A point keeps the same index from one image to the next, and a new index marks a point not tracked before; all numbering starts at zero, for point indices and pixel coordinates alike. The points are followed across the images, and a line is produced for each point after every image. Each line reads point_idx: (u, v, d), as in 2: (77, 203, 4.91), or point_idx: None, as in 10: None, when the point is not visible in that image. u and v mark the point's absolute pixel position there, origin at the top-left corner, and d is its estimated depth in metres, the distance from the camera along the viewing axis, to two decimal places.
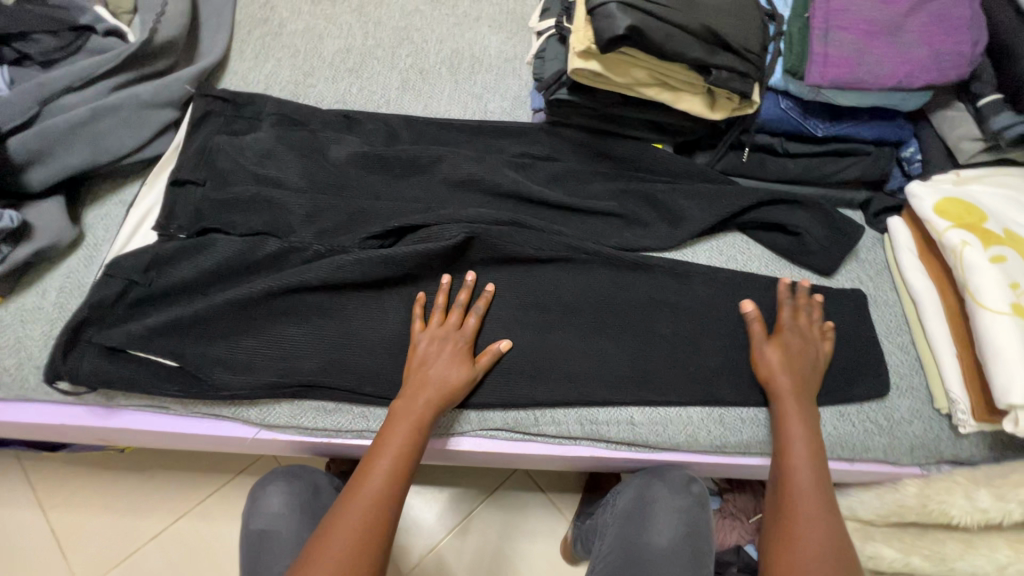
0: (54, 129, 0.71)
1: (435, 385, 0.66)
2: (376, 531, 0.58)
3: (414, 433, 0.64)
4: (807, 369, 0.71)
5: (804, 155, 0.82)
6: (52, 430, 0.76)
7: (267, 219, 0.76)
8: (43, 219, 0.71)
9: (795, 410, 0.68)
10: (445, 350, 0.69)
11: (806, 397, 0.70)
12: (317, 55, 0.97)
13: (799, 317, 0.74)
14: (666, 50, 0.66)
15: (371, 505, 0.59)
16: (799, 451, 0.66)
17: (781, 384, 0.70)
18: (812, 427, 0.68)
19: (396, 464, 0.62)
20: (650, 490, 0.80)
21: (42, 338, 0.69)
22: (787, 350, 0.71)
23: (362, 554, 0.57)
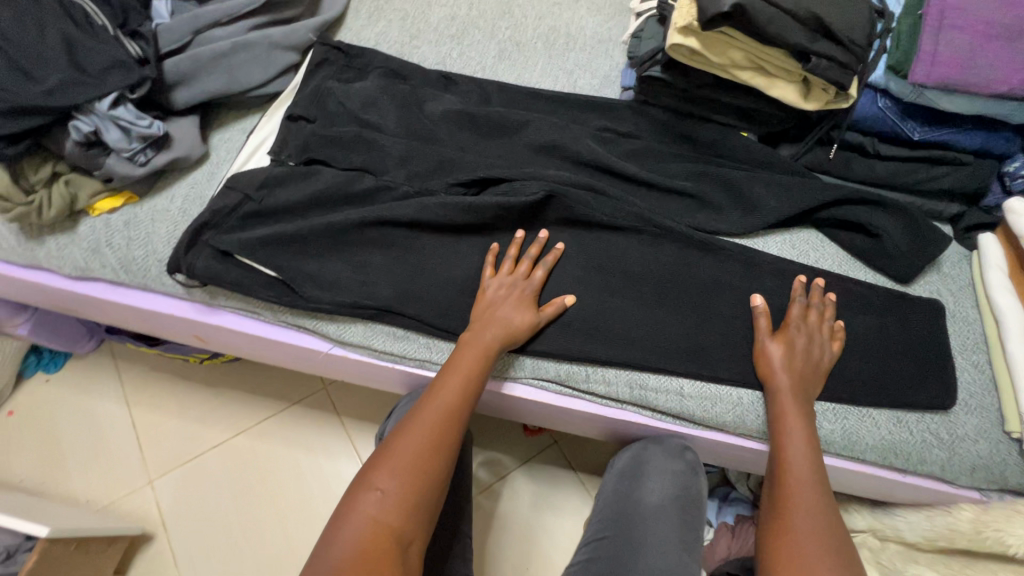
0: (200, 56, 0.80)
1: (505, 323, 0.71)
2: (446, 439, 0.63)
3: (482, 362, 0.68)
4: (808, 369, 0.71)
5: (895, 158, 0.81)
6: (160, 321, 0.87)
7: (366, 158, 0.83)
8: (181, 133, 0.81)
9: (795, 408, 0.69)
10: (516, 295, 0.73)
11: (804, 399, 0.70)
12: (425, 20, 1.04)
13: (810, 314, 0.74)
14: (768, 32, 0.67)
15: (443, 417, 0.64)
16: (798, 450, 0.67)
17: (780, 381, 0.70)
18: (810, 428, 0.68)
19: (467, 385, 0.67)
20: (646, 452, 0.82)
21: (166, 236, 0.80)
22: (789, 347, 0.71)
23: (434, 457, 0.61)
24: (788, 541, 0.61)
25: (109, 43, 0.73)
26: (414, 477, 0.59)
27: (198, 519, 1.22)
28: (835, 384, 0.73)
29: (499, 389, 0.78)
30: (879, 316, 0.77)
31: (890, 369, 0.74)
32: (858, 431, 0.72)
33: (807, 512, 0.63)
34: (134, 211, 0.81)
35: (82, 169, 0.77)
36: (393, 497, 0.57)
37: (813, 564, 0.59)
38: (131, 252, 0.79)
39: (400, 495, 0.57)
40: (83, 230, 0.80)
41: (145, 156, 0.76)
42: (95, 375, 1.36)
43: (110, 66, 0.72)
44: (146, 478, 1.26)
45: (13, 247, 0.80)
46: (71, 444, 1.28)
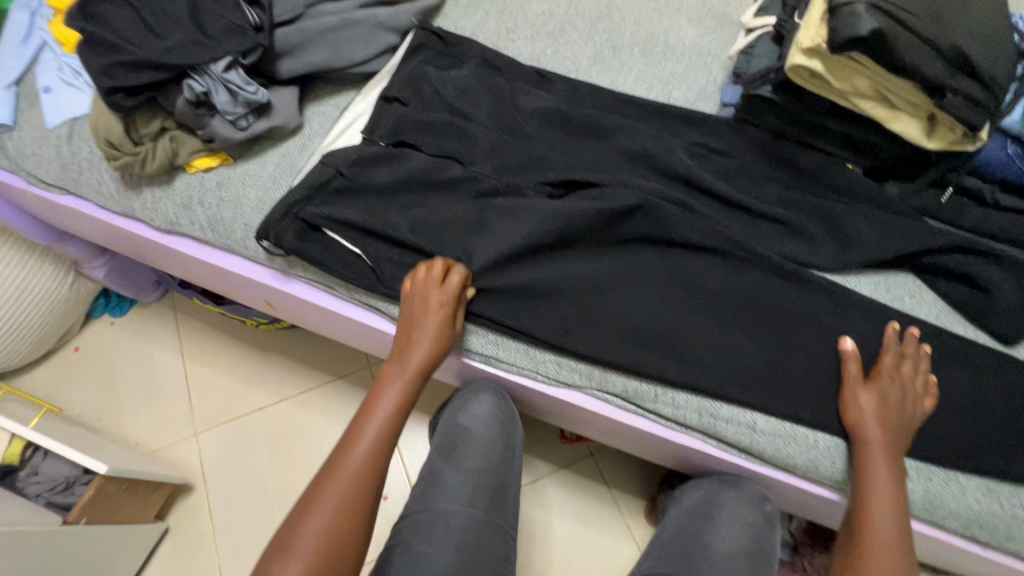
0: (309, 29, 0.82)
1: (424, 345, 0.70)
2: (365, 487, 0.61)
3: (398, 398, 0.69)
4: (902, 422, 0.67)
5: (1015, 210, 0.76)
6: (235, 283, 0.89)
7: (456, 147, 0.83)
8: (281, 102, 0.82)
9: (884, 466, 0.65)
10: (426, 307, 0.70)
11: (896, 458, 0.66)
12: (522, 14, 1.03)
13: (904, 366, 0.69)
14: (904, 62, 0.63)
15: (358, 471, 0.62)
16: (879, 507, 0.63)
17: (871, 433, 0.66)
18: (898, 486, 0.64)
19: (384, 427, 0.66)
20: (720, 496, 0.80)
21: (254, 201, 0.81)
22: (882, 398, 0.67)
23: (350, 513, 0.59)
24: None
25: (229, 8, 0.75)
26: (331, 532, 0.58)
27: (236, 478, 1.25)
28: (921, 441, 0.69)
29: (561, 396, 0.77)
30: (980, 376, 0.71)
31: (986, 435, 0.69)
32: (941, 495, 0.68)
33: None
34: (227, 173, 0.83)
35: (187, 127, 0.79)
36: (306, 557, 0.56)
37: None
38: (219, 213, 0.81)
39: (313, 555, 0.56)
40: (178, 186, 0.82)
41: (247, 121, 0.78)
42: (156, 324, 1.41)
43: (228, 31, 0.74)
44: (192, 430, 1.30)
45: (112, 194, 0.83)
46: (127, 386, 1.34)
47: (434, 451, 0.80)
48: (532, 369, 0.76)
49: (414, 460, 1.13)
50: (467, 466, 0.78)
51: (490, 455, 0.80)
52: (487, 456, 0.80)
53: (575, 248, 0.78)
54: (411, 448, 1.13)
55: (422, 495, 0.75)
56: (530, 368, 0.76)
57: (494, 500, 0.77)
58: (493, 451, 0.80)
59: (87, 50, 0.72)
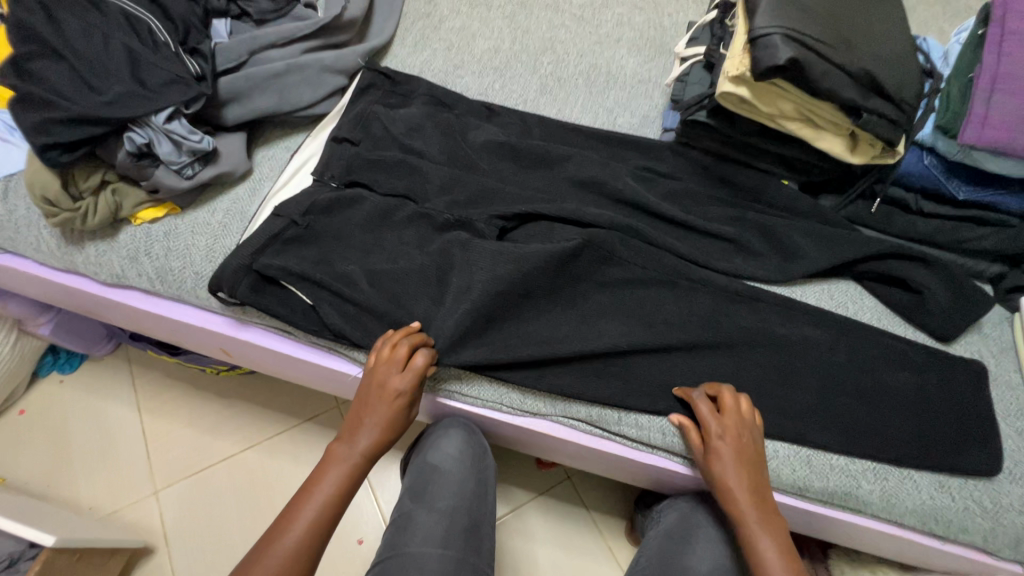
0: (254, 76, 0.82)
1: (375, 428, 0.70)
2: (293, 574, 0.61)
3: (344, 477, 0.68)
4: (748, 469, 0.66)
5: (938, 216, 0.81)
6: (190, 333, 0.86)
7: (408, 184, 0.84)
8: (229, 149, 0.82)
9: (763, 529, 0.65)
10: (385, 390, 0.69)
11: (772, 518, 0.66)
12: (469, 51, 1.06)
13: (726, 405, 0.68)
14: (821, 86, 0.67)
15: (288, 557, 0.61)
16: (772, 561, 0.63)
17: (742, 503, 0.65)
18: (780, 536, 0.64)
19: (324, 507, 0.65)
20: (698, 514, 0.82)
21: (204, 248, 0.80)
22: (737, 462, 0.66)
23: None
24: None
25: (170, 60, 0.75)
26: None
27: (200, 535, 1.19)
28: (875, 444, 0.71)
29: (527, 425, 0.77)
30: (922, 374, 0.75)
31: (933, 430, 0.72)
32: (897, 493, 0.70)
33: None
34: (175, 222, 0.81)
35: (130, 179, 0.78)
36: None
37: None
38: (168, 263, 0.79)
39: None
40: (122, 239, 0.80)
41: (192, 170, 0.77)
42: (109, 379, 1.35)
43: (169, 82, 0.73)
44: (152, 489, 1.23)
45: (52, 251, 0.81)
46: (80, 448, 1.27)
47: (406, 493, 0.79)
48: (497, 400, 0.76)
49: (389, 500, 1.10)
50: (440, 505, 0.77)
51: (461, 492, 0.79)
52: (458, 493, 0.79)
53: (531, 292, 0.77)
54: (385, 487, 1.11)
55: (393, 540, 0.74)
56: (498, 400, 0.76)
57: (467, 537, 0.75)
58: (465, 488, 0.80)
59: (20, 107, 0.71)
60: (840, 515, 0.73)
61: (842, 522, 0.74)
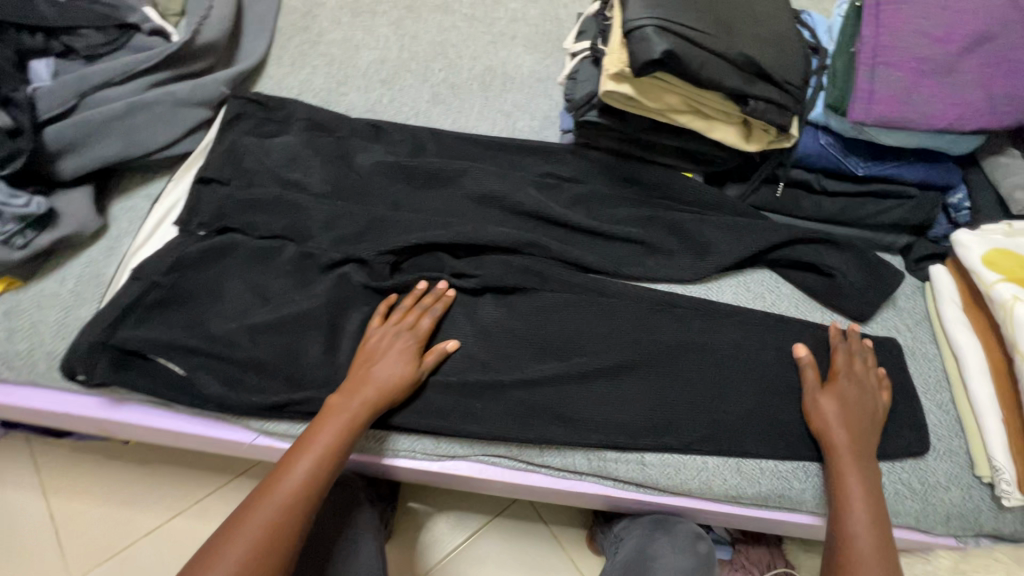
0: (89, 121, 0.73)
1: (376, 382, 0.65)
2: (288, 527, 0.57)
3: (344, 429, 0.63)
4: (864, 417, 0.66)
5: (843, 193, 0.79)
6: (59, 418, 0.76)
7: (287, 222, 0.76)
8: (71, 207, 0.72)
9: (855, 472, 0.63)
10: (393, 347, 0.67)
11: (869, 466, 0.64)
12: (353, 65, 0.98)
13: (854, 361, 0.70)
14: (702, 76, 0.63)
15: (284, 509, 0.58)
16: (854, 495, 0.62)
17: (840, 442, 0.65)
18: (872, 486, 0.63)
19: (321, 461, 0.61)
20: (653, 543, 0.79)
21: (55, 324, 0.70)
22: (850, 406, 0.66)
23: (266, 557, 0.55)
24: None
25: None
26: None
27: None
28: (803, 441, 0.69)
29: (446, 468, 0.71)
30: None
31: None
32: None
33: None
34: (16, 298, 0.70)
35: None
36: None
37: None
38: (13, 346, 0.69)
39: None
40: None
41: (24, 238, 0.68)
42: None
43: None
44: None
45: None
46: None
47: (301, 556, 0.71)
48: (401, 451, 0.70)
49: None
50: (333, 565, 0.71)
51: None
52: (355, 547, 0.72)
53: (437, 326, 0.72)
54: None
55: None
56: (403, 447, 0.70)
57: None
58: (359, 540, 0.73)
59: None
60: (775, 516, 0.71)
61: (779, 523, 0.71)
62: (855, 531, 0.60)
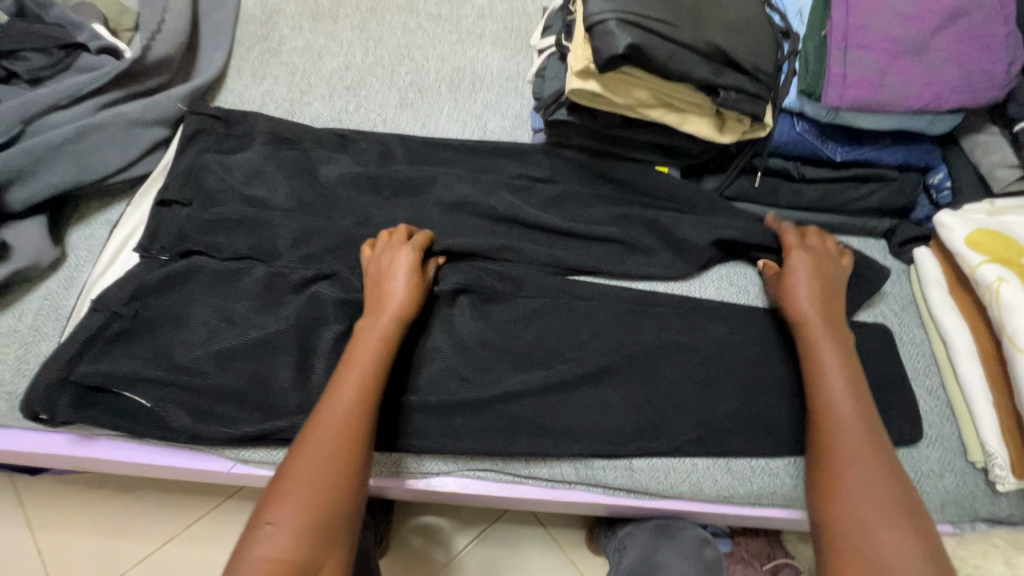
0: (35, 150, 0.70)
1: (400, 293, 0.65)
2: (356, 437, 0.56)
3: (386, 341, 0.62)
4: (826, 282, 0.68)
5: (822, 180, 0.77)
6: (28, 457, 0.73)
7: (253, 243, 0.73)
8: (24, 239, 0.69)
9: (826, 332, 0.64)
10: (397, 259, 0.67)
11: (835, 322, 0.65)
12: (316, 73, 0.95)
13: (809, 238, 0.72)
14: (669, 69, 0.61)
15: (347, 424, 0.57)
16: (827, 357, 0.63)
17: (810, 312, 0.65)
18: (844, 346, 0.64)
19: (369, 374, 0.60)
20: (659, 553, 0.77)
21: (14, 362, 0.67)
22: (811, 276, 0.67)
23: (341, 466, 0.55)
24: (834, 464, 0.57)
25: None
26: (320, 492, 0.53)
27: None
28: (793, 436, 0.68)
29: (431, 486, 0.69)
30: None
31: None
32: None
33: (860, 463, 0.56)
34: None
35: None
36: (297, 517, 0.51)
37: (865, 499, 0.54)
38: None
39: (302, 515, 0.51)
40: None
41: None
42: None
43: None
44: None
45: None
46: None
47: None
48: (378, 473, 0.68)
49: None
50: None
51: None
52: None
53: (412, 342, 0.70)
54: None
55: None
56: (385, 468, 0.68)
57: None
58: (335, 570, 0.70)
59: None
60: (770, 514, 0.69)
61: (773, 519, 0.70)
62: (834, 401, 0.60)
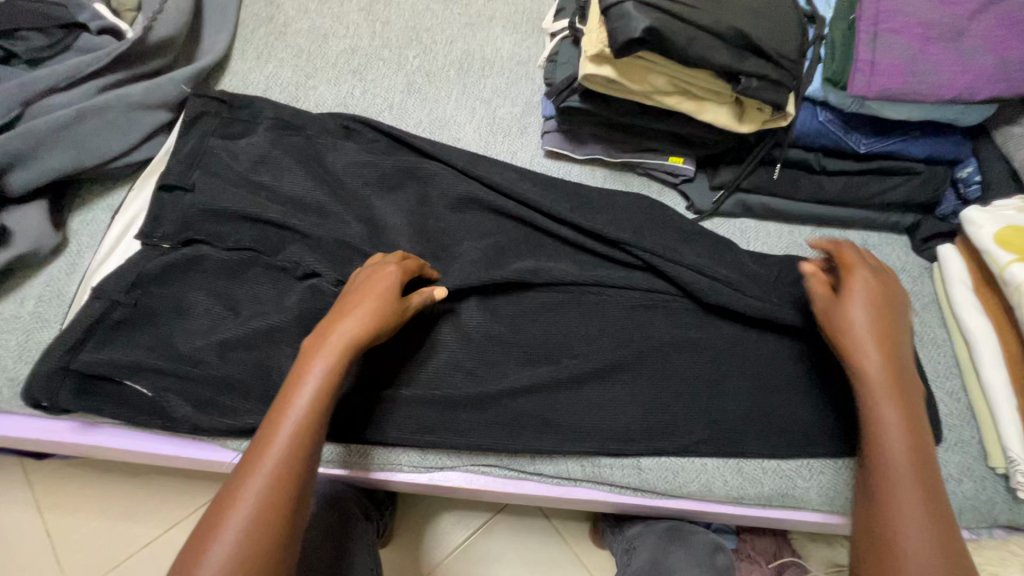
0: (36, 132, 0.68)
1: (362, 313, 0.55)
2: (291, 483, 0.48)
3: (337, 367, 0.53)
4: (884, 313, 0.56)
5: (844, 173, 0.74)
6: (32, 443, 0.73)
7: (256, 232, 0.71)
8: (23, 224, 0.68)
9: (881, 355, 0.55)
10: (375, 279, 0.58)
11: (896, 345, 0.55)
12: (321, 56, 0.93)
13: (868, 277, 0.58)
14: (688, 54, 0.58)
15: (282, 467, 0.48)
16: (880, 381, 0.54)
17: (862, 336, 0.55)
18: (901, 371, 0.55)
19: (315, 406, 0.51)
20: (669, 555, 0.76)
21: (16, 348, 0.66)
22: (869, 306, 0.56)
23: (270, 521, 0.46)
24: (888, 510, 0.49)
25: None
26: (245, 550, 0.45)
27: None
28: (806, 438, 0.66)
29: (434, 480, 0.68)
30: None
31: None
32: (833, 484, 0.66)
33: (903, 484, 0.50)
34: None
35: None
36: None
37: (925, 556, 0.46)
38: None
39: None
40: None
41: None
42: None
43: None
44: None
45: None
46: None
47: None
48: (381, 466, 0.66)
49: None
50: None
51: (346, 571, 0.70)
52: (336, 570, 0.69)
53: (417, 334, 0.68)
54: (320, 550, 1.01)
55: None
56: (388, 462, 0.67)
57: None
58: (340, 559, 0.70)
59: None
60: (781, 515, 0.68)
61: (783, 521, 0.69)
62: (885, 435, 0.52)
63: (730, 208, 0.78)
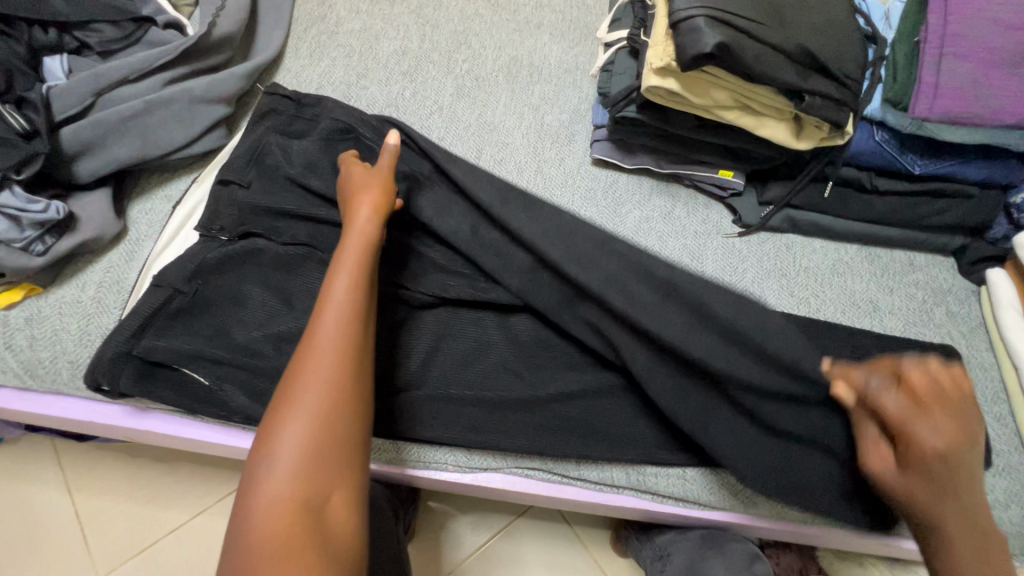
0: (104, 122, 0.70)
1: (367, 203, 0.58)
2: (352, 365, 0.48)
3: (362, 254, 0.55)
4: (944, 456, 0.47)
5: (894, 193, 0.74)
6: (84, 426, 0.74)
7: (311, 228, 0.73)
8: (88, 211, 0.70)
9: (938, 508, 0.47)
10: (360, 184, 0.61)
11: (960, 489, 0.47)
12: (373, 56, 0.94)
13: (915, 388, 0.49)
14: (755, 70, 0.59)
15: (339, 352, 0.48)
16: (949, 536, 0.46)
17: (913, 485, 0.48)
18: (971, 517, 0.46)
19: (354, 292, 0.52)
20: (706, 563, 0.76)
21: (77, 332, 0.67)
22: (919, 442, 0.48)
23: (342, 399, 0.45)
24: None
25: None
26: (320, 427, 0.44)
27: None
28: None
29: (478, 481, 0.69)
30: None
31: None
32: None
33: None
34: (38, 305, 0.68)
35: None
36: (298, 459, 0.42)
37: None
38: (36, 354, 0.66)
39: (307, 458, 0.42)
40: None
41: (43, 244, 0.65)
42: None
43: None
44: None
45: None
46: None
47: None
48: (425, 464, 0.67)
49: None
50: None
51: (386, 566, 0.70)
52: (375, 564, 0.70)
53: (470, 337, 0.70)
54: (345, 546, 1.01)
55: None
56: (433, 459, 0.67)
57: None
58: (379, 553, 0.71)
59: None
60: (821, 531, 0.68)
61: (822, 536, 0.69)
62: None
63: (777, 223, 0.78)
